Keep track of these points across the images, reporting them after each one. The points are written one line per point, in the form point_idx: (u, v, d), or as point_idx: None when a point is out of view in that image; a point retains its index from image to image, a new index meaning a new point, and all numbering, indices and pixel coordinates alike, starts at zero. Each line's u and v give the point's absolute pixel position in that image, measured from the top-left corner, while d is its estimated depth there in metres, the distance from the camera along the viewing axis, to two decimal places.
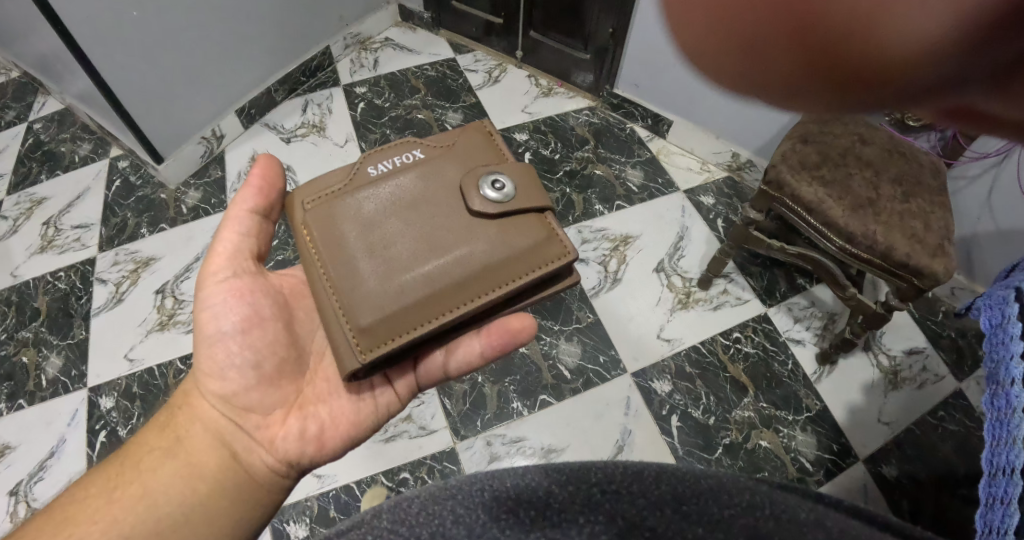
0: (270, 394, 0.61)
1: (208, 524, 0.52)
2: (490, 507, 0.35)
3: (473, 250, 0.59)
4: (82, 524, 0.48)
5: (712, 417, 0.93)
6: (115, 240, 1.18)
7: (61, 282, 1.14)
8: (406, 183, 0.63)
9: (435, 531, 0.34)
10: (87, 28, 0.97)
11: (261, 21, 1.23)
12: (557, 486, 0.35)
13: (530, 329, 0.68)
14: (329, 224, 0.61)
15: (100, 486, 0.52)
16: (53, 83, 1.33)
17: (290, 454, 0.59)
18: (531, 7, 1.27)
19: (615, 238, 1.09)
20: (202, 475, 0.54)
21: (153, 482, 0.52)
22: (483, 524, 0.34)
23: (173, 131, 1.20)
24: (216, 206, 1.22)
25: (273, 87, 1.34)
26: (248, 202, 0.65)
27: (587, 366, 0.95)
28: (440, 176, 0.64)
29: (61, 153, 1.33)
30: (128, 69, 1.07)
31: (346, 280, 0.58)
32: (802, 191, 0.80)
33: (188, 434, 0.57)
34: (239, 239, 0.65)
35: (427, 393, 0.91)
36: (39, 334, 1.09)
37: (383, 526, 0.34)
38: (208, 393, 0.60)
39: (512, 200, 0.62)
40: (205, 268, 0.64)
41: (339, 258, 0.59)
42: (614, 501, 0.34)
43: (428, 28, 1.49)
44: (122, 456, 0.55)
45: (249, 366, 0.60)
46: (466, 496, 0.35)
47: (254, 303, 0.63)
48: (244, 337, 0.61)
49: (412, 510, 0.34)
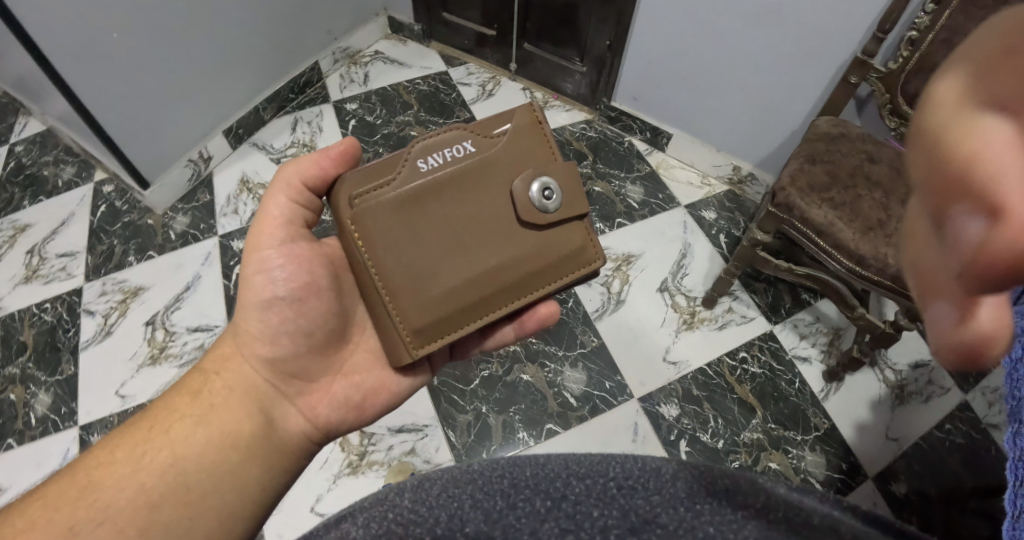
0: (316, 362, 0.61)
1: (242, 493, 0.49)
2: (507, 493, 0.31)
3: (521, 259, 0.57)
4: (108, 491, 0.45)
5: (721, 440, 0.92)
6: (102, 269, 1.15)
7: (47, 314, 1.10)
8: (457, 181, 0.56)
9: (454, 514, 0.31)
10: (65, 52, 0.93)
11: (249, 38, 1.20)
12: (575, 479, 0.32)
13: (556, 315, 0.69)
14: (377, 220, 0.54)
15: (128, 448, 0.48)
16: (33, 104, 1.28)
17: (329, 421, 0.60)
18: (525, 19, 1.24)
19: (616, 258, 1.07)
20: (235, 443, 0.51)
21: (184, 450, 0.49)
22: (500, 510, 0.31)
23: (160, 153, 1.16)
24: (206, 231, 1.18)
25: (261, 105, 1.30)
26: (306, 173, 0.60)
27: (593, 392, 0.93)
28: (496, 171, 0.57)
29: (43, 178, 1.28)
30: (111, 93, 1.03)
31: (396, 279, 0.54)
32: (813, 214, 0.79)
33: (223, 399, 0.54)
34: (294, 204, 0.61)
35: (431, 426, 0.89)
36: (27, 370, 1.05)
37: (403, 506, 0.31)
38: (252, 356, 0.58)
39: (558, 209, 0.58)
40: (257, 229, 0.61)
41: (388, 256, 0.54)
42: (630, 498, 0.31)
43: (418, 40, 1.46)
44: (153, 418, 0.51)
45: (298, 332, 0.60)
46: (487, 481, 0.32)
47: (311, 271, 0.61)
48: (301, 305, 0.60)
49: (431, 492, 0.32)
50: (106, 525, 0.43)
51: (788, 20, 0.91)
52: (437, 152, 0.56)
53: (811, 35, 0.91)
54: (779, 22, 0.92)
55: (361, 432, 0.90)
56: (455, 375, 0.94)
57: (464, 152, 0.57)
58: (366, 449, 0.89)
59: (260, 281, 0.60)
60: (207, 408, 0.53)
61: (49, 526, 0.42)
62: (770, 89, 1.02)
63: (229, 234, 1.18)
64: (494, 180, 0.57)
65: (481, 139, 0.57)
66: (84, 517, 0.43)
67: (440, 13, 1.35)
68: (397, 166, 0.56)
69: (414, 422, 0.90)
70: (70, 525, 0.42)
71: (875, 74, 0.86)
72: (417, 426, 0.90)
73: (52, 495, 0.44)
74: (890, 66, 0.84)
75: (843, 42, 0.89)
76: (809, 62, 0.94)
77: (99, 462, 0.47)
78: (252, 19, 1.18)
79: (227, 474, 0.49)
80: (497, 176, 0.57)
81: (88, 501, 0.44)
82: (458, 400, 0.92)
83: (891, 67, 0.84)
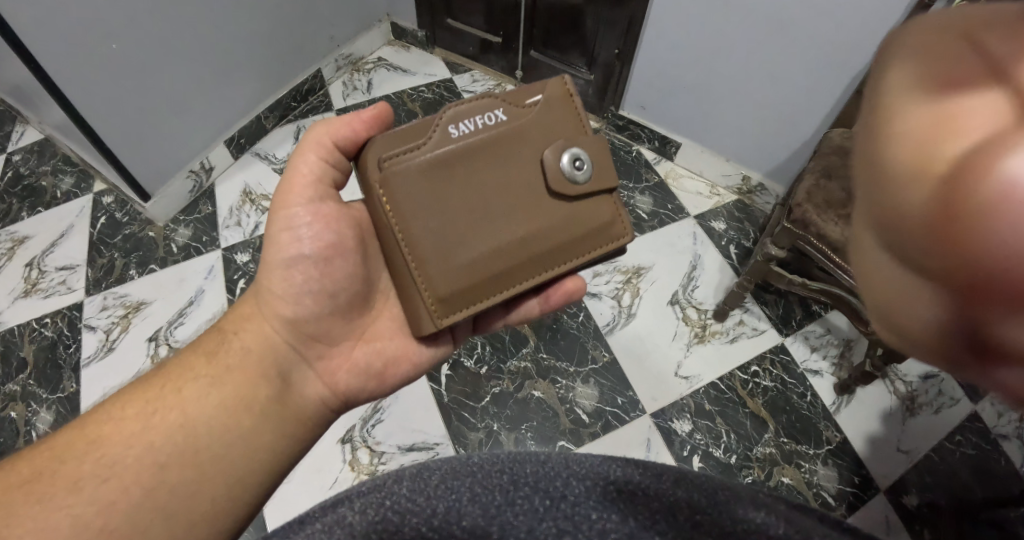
0: (338, 326, 0.60)
1: (250, 458, 0.49)
2: (506, 489, 0.35)
3: (551, 228, 0.55)
4: (116, 448, 0.45)
5: (733, 456, 0.91)
6: (103, 283, 1.13)
7: (47, 329, 1.08)
8: (487, 149, 0.54)
9: (452, 506, 0.34)
10: (62, 64, 0.91)
11: (251, 47, 1.18)
12: (574, 479, 0.36)
13: (582, 289, 0.68)
14: (406, 185, 0.53)
15: (140, 405, 0.48)
16: (30, 113, 1.26)
17: (347, 389, 0.60)
18: (531, 26, 1.23)
19: (626, 270, 1.07)
20: (247, 407, 0.51)
21: (195, 412, 0.49)
22: (498, 505, 0.34)
23: (161, 165, 1.14)
24: (208, 244, 1.17)
25: (263, 114, 1.29)
26: (337, 132, 0.57)
27: (605, 408, 0.93)
28: (528, 139, 0.55)
29: (41, 188, 1.26)
30: (111, 105, 1.01)
31: (421, 245, 0.53)
32: (830, 231, 0.78)
33: (238, 360, 0.54)
34: (324, 163, 0.58)
35: (443, 445, 0.89)
36: (27, 388, 1.03)
37: (401, 494, 0.35)
38: (274, 316, 0.57)
39: (589, 182, 0.56)
40: (283, 187, 0.59)
41: (416, 222, 0.53)
42: (630, 502, 0.35)
43: (422, 46, 1.45)
44: (169, 374, 0.51)
45: (322, 293, 0.58)
46: (485, 475, 0.36)
47: (338, 232, 0.59)
48: (324, 264, 0.58)
49: (430, 482, 0.36)
50: (112, 480, 0.44)
51: (803, 32, 0.89)
52: (468, 119, 0.54)
53: (827, 47, 0.89)
54: (793, 33, 0.91)
55: (371, 450, 0.90)
56: (465, 392, 0.94)
57: (495, 120, 0.55)
58: (376, 468, 0.89)
59: (285, 239, 0.58)
60: (221, 368, 0.53)
61: (54, 480, 0.43)
62: (783, 99, 1.00)
63: (232, 247, 1.16)
64: (525, 148, 0.55)
65: (513, 107, 0.56)
66: (90, 471, 0.43)
67: (444, 19, 1.34)
68: (427, 132, 0.54)
69: (425, 440, 0.90)
70: (76, 478, 0.43)
71: None
72: (428, 444, 0.90)
73: (60, 448, 0.45)
74: None
75: (856, 56, 0.87)
76: (823, 75, 0.93)
77: (110, 417, 0.47)
78: (253, 28, 1.16)
79: (239, 441, 0.49)
80: (529, 144, 0.55)
81: (95, 456, 0.44)
82: (469, 417, 0.92)
83: None
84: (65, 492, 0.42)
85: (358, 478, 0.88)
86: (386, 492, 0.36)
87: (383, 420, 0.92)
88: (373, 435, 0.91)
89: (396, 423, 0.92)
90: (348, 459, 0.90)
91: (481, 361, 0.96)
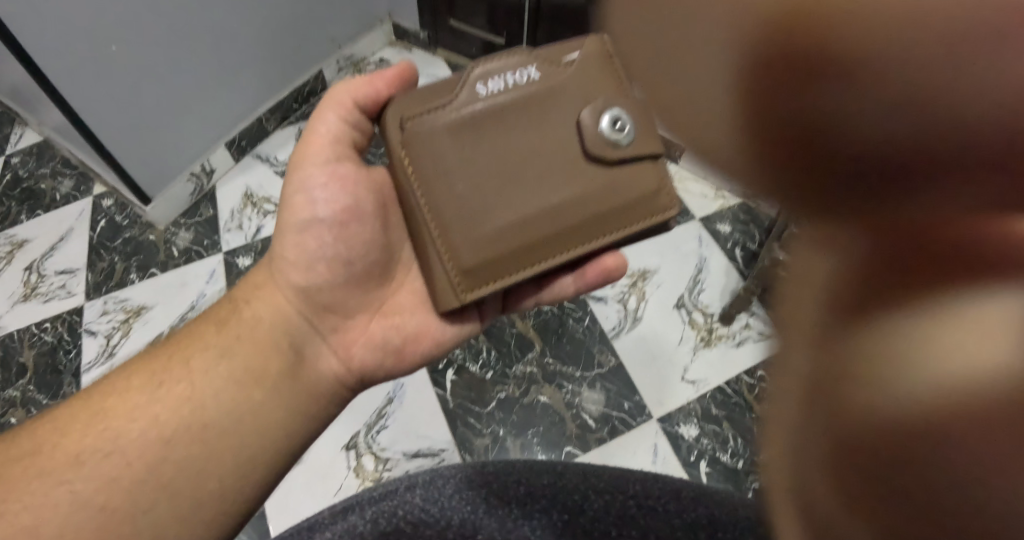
0: (353, 298, 0.59)
1: (260, 432, 0.50)
2: (524, 502, 0.43)
3: (585, 194, 0.53)
4: (122, 421, 0.46)
5: (740, 461, 0.90)
6: (103, 287, 1.12)
7: (47, 334, 1.07)
8: (518, 110, 0.54)
9: (464, 519, 0.42)
10: (60, 65, 0.90)
11: (252, 49, 1.17)
12: (595, 493, 0.43)
13: (621, 268, 0.63)
14: (433, 145, 0.53)
15: (144, 377, 0.49)
16: (29, 115, 1.24)
17: (363, 365, 0.58)
18: (535, 26, 1.23)
19: (632, 274, 1.06)
20: (259, 382, 0.51)
21: (202, 384, 0.50)
22: (517, 520, 0.42)
23: (161, 168, 1.13)
24: (210, 248, 1.16)
25: (264, 116, 1.28)
26: (357, 91, 0.57)
27: (611, 413, 0.92)
28: (560, 98, 0.54)
29: (40, 191, 1.24)
30: (109, 108, 1.00)
31: (447, 208, 0.53)
32: None
33: (248, 332, 0.54)
34: (343, 122, 0.58)
35: (449, 451, 0.89)
36: (27, 393, 1.02)
37: (414, 503, 0.42)
38: (287, 284, 0.57)
39: (628, 145, 0.54)
40: (302, 148, 0.59)
41: (440, 185, 0.53)
42: (647, 518, 0.42)
43: (424, 47, 1.44)
44: (177, 347, 0.53)
45: (338, 261, 0.57)
46: (500, 488, 0.43)
47: (357, 197, 0.58)
48: (341, 229, 0.57)
49: (444, 493, 0.43)
50: (115, 455, 0.44)
51: None
52: (497, 77, 0.54)
53: None
54: None
55: (375, 457, 0.89)
56: (470, 398, 0.93)
57: (528, 79, 0.54)
58: (381, 475, 0.88)
59: (301, 203, 0.58)
60: (232, 338, 0.53)
61: (56, 456, 0.43)
62: None
63: (234, 251, 1.16)
64: (557, 109, 0.54)
65: (547, 66, 0.55)
66: (90, 446, 0.44)
67: (447, 20, 1.34)
68: (455, 91, 0.54)
69: (430, 446, 0.90)
70: (76, 453, 0.44)
71: None
72: (433, 451, 0.90)
73: (61, 421, 0.46)
74: None
75: None
76: None
77: (114, 390, 0.48)
78: (254, 28, 1.15)
79: (250, 415, 0.50)
80: (561, 104, 0.54)
81: (98, 427, 0.45)
82: (474, 423, 0.91)
83: None
84: (66, 468, 0.43)
85: (363, 485, 0.87)
86: (397, 499, 0.42)
87: (387, 427, 0.92)
88: (378, 442, 0.91)
89: (401, 429, 0.91)
90: (353, 465, 0.89)
91: (486, 367, 0.96)
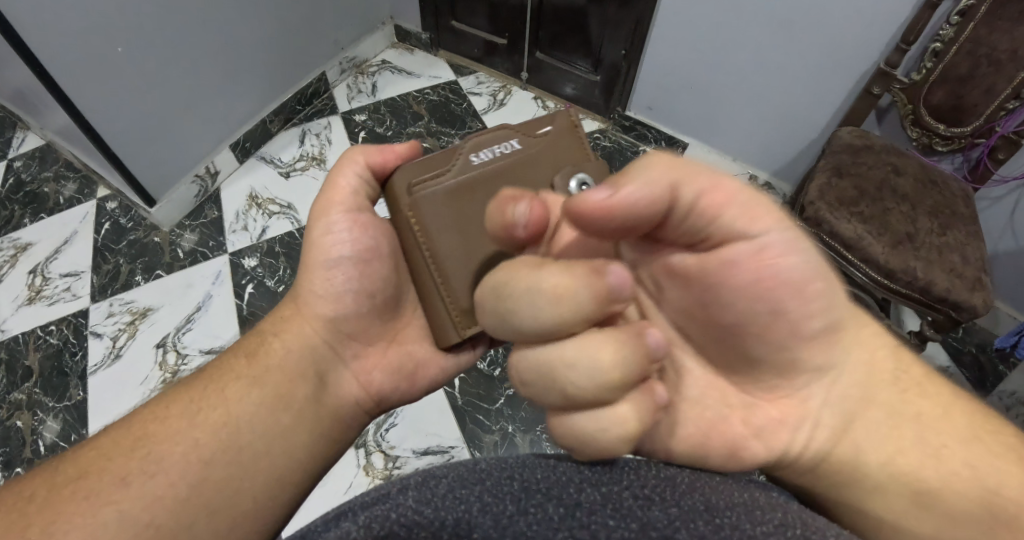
0: (375, 326, 0.59)
1: (290, 452, 0.48)
2: (518, 497, 0.32)
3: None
4: (163, 445, 0.44)
5: None
6: (109, 289, 1.12)
7: (52, 336, 1.07)
8: (502, 182, 0.56)
9: (460, 518, 0.31)
10: (69, 67, 0.90)
11: (256, 48, 1.18)
12: (590, 486, 0.32)
13: None
14: (432, 210, 0.55)
15: (183, 404, 0.48)
16: (32, 119, 1.25)
17: (381, 389, 0.58)
18: (537, 28, 1.26)
19: None
20: (287, 406, 0.50)
21: (241, 410, 0.48)
22: (510, 516, 0.31)
23: (165, 172, 1.13)
24: (215, 249, 1.16)
25: (268, 118, 1.28)
26: (370, 155, 0.58)
27: None
28: (543, 164, 0.56)
29: (44, 195, 1.24)
30: (113, 107, 0.99)
31: (452, 271, 0.55)
32: (842, 228, 0.82)
33: (280, 361, 0.53)
34: (361, 179, 0.59)
35: (458, 448, 0.90)
36: (33, 396, 1.01)
37: (406, 505, 0.32)
38: (315, 315, 0.57)
39: None
40: (324, 196, 0.59)
41: (441, 241, 0.55)
42: (647, 510, 0.31)
43: (426, 48, 1.47)
44: (211, 376, 0.51)
45: (363, 294, 0.58)
46: (495, 483, 0.33)
47: (376, 238, 0.59)
48: (363, 267, 0.57)
49: (437, 492, 0.32)
50: (159, 476, 0.42)
51: (812, 31, 0.93)
52: (486, 149, 0.56)
53: (836, 45, 0.93)
54: (803, 35, 0.95)
55: (385, 455, 0.90)
56: (479, 395, 0.95)
57: (512, 148, 0.56)
58: (391, 472, 0.89)
59: (327, 243, 0.58)
60: (263, 369, 0.52)
61: (101, 478, 0.41)
62: (788, 96, 1.04)
63: (239, 252, 1.16)
64: (539, 172, 0.56)
65: (526, 138, 0.57)
66: (137, 468, 0.42)
67: (449, 21, 1.38)
68: (450, 160, 0.56)
69: (439, 444, 0.91)
70: (122, 476, 0.42)
71: (898, 85, 0.90)
72: (443, 448, 0.91)
73: (92, 456, 0.44)
74: (913, 77, 0.88)
75: (864, 53, 0.92)
76: (827, 74, 0.97)
77: (156, 416, 0.47)
78: (260, 32, 1.16)
79: (274, 442, 0.48)
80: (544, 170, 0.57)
81: (142, 453, 0.43)
82: (483, 419, 0.93)
83: (914, 78, 0.87)
84: (112, 489, 0.41)
85: (373, 482, 0.87)
86: (390, 502, 0.32)
87: (396, 424, 0.93)
88: (387, 439, 0.91)
89: (411, 427, 0.92)
90: (362, 463, 0.89)
91: (494, 364, 0.98)
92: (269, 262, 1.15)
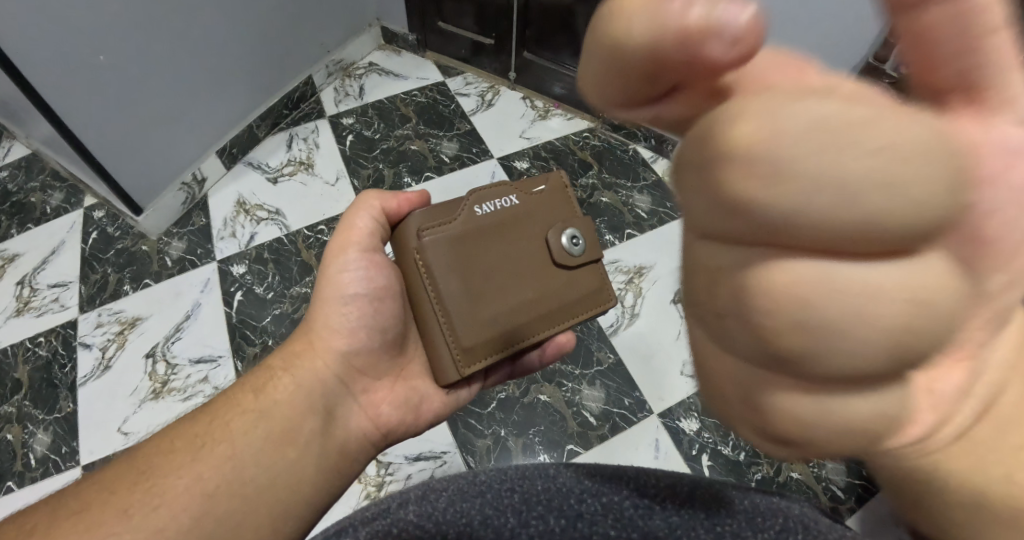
0: (385, 361, 0.60)
1: (292, 486, 0.47)
2: (520, 510, 0.32)
3: (548, 295, 0.60)
4: (166, 477, 0.43)
5: (742, 452, 0.91)
6: (97, 299, 1.11)
7: (41, 348, 1.06)
8: (496, 239, 0.59)
9: (463, 532, 0.31)
10: (52, 79, 0.89)
11: (241, 52, 1.16)
12: (590, 497, 0.33)
13: (570, 342, 0.70)
14: (439, 251, 0.58)
15: (188, 438, 0.46)
16: (16, 128, 1.24)
17: (389, 422, 0.58)
18: (524, 27, 1.25)
19: (628, 270, 1.11)
20: (294, 439, 0.49)
21: (243, 444, 0.47)
22: (512, 528, 0.32)
23: (152, 179, 1.12)
24: (204, 256, 1.15)
25: (255, 123, 1.28)
26: (386, 201, 0.61)
27: (612, 410, 0.95)
28: (537, 219, 0.62)
29: (30, 205, 1.23)
30: (103, 118, 0.99)
31: (454, 308, 0.57)
32: None
33: (287, 395, 0.52)
34: (376, 222, 0.61)
35: (449, 453, 0.90)
36: (23, 408, 1.00)
37: (408, 519, 0.32)
38: (328, 349, 0.57)
39: (583, 254, 0.63)
40: (340, 239, 0.60)
41: (444, 283, 0.57)
42: (648, 519, 0.32)
43: (413, 49, 1.47)
44: (216, 410, 0.50)
45: (375, 330, 0.58)
46: (496, 496, 0.33)
47: (390, 277, 0.60)
48: (376, 305, 0.58)
49: (438, 506, 0.33)
50: (162, 509, 0.41)
51: None
52: (490, 200, 0.60)
53: None
54: None
55: (378, 461, 0.89)
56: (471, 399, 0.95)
57: (511, 203, 0.62)
58: (383, 479, 0.88)
59: (343, 280, 0.58)
60: (270, 402, 0.51)
61: (105, 508, 0.40)
62: None
63: (228, 259, 1.15)
64: (533, 227, 0.62)
65: (523, 193, 0.63)
66: (140, 499, 0.41)
67: (436, 21, 1.37)
68: (458, 209, 0.59)
69: (431, 449, 0.91)
70: (124, 507, 0.40)
71: None
72: (435, 453, 0.90)
73: (108, 479, 0.43)
74: None
75: None
76: None
77: (159, 450, 0.46)
78: (244, 34, 1.15)
79: (283, 473, 0.47)
80: (536, 226, 0.62)
81: (144, 485, 0.42)
82: (475, 424, 0.93)
83: None
84: (113, 521, 0.40)
85: (366, 489, 0.87)
86: (391, 517, 0.32)
87: None
88: None
89: None
90: None
91: None
92: (257, 269, 1.14)
